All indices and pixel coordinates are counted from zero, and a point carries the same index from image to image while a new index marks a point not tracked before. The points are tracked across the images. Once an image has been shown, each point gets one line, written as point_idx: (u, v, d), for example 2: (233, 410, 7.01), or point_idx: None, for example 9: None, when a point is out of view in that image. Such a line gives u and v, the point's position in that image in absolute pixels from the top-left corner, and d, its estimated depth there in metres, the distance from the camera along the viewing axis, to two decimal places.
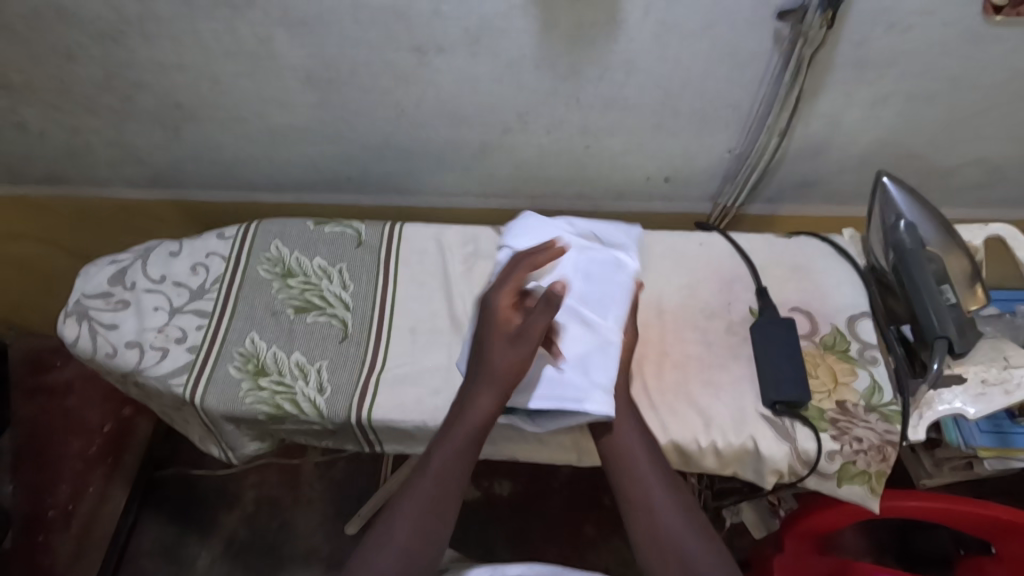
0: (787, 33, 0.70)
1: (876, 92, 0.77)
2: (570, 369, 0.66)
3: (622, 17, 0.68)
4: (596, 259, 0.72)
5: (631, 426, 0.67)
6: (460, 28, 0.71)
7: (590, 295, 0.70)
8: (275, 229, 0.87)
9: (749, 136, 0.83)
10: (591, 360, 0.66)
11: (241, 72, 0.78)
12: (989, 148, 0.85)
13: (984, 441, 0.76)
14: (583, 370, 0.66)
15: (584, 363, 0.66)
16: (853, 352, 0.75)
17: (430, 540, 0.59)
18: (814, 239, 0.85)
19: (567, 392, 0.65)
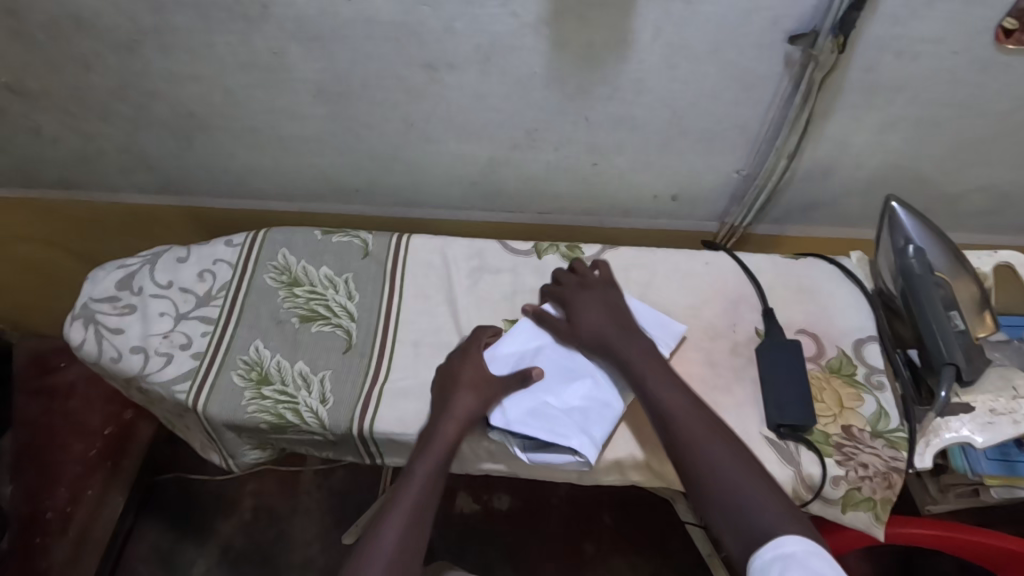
0: (797, 58, 0.70)
1: (886, 117, 0.77)
2: (571, 413, 0.69)
3: (632, 37, 0.69)
4: None
5: (655, 378, 0.68)
6: (471, 45, 0.71)
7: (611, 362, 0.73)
8: (282, 239, 0.88)
9: (757, 157, 0.83)
10: (597, 412, 0.69)
11: (254, 83, 0.79)
12: (998, 174, 0.85)
13: (991, 469, 0.76)
14: (585, 420, 0.69)
15: (590, 414, 0.69)
16: (859, 376, 0.74)
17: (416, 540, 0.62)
18: (820, 261, 0.85)
19: (560, 430, 0.67)
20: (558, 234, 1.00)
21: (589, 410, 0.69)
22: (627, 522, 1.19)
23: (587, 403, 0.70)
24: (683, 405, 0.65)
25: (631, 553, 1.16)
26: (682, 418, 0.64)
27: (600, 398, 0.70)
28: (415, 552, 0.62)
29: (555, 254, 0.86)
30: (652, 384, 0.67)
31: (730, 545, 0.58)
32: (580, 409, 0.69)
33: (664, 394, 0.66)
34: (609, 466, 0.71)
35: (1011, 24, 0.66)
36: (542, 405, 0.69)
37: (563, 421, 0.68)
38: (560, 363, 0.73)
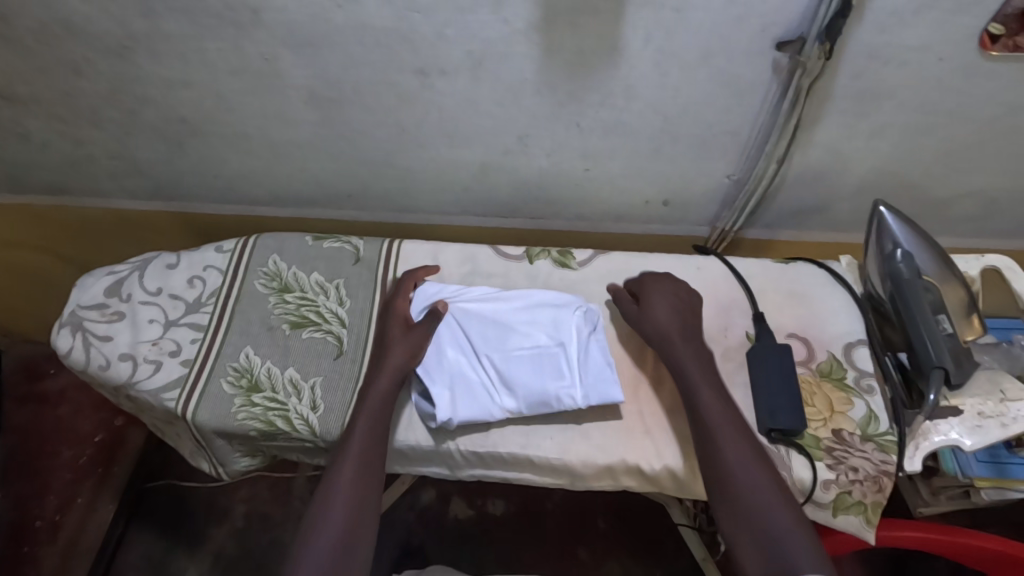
0: (786, 65, 0.70)
1: (873, 123, 0.77)
2: (457, 375, 0.72)
3: (622, 43, 0.69)
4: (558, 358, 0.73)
5: (706, 386, 0.68)
6: (462, 52, 0.71)
7: (519, 372, 0.72)
8: (273, 244, 0.87)
9: (747, 162, 0.84)
10: (472, 394, 0.71)
11: (245, 88, 0.79)
12: (984, 179, 0.85)
13: (981, 471, 0.76)
14: (455, 387, 0.71)
15: (463, 389, 0.71)
16: (849, 380, 0.74)
17: (366, 499, 0.64)
18: (811, 265, 0.85)
19: (439, 378, 0.71)
20: (551, 239, 1.00)
21: (466, 385, 0.71)
22: (621, 526, 1.19)
23: (472, 383, 0.71)
24: (728, 416, 0.66)
25: (625, 557, 1.16)
26: (723, 427, 0.65)
27: (485, 390, 0.71)
28: (365, 509, 0.63)
29: (547, 260, 0.86)
30: (702, 390, 0.68)
31: (745, 558, 0.59)
32: (458, 375, 0.72)
33: (712, 401, 0.67)
34: (601, 471, 0.71)
35: (998, 30, 0.66)
36: (441, 350, 0.74)
37: (444, 376, 0.72)
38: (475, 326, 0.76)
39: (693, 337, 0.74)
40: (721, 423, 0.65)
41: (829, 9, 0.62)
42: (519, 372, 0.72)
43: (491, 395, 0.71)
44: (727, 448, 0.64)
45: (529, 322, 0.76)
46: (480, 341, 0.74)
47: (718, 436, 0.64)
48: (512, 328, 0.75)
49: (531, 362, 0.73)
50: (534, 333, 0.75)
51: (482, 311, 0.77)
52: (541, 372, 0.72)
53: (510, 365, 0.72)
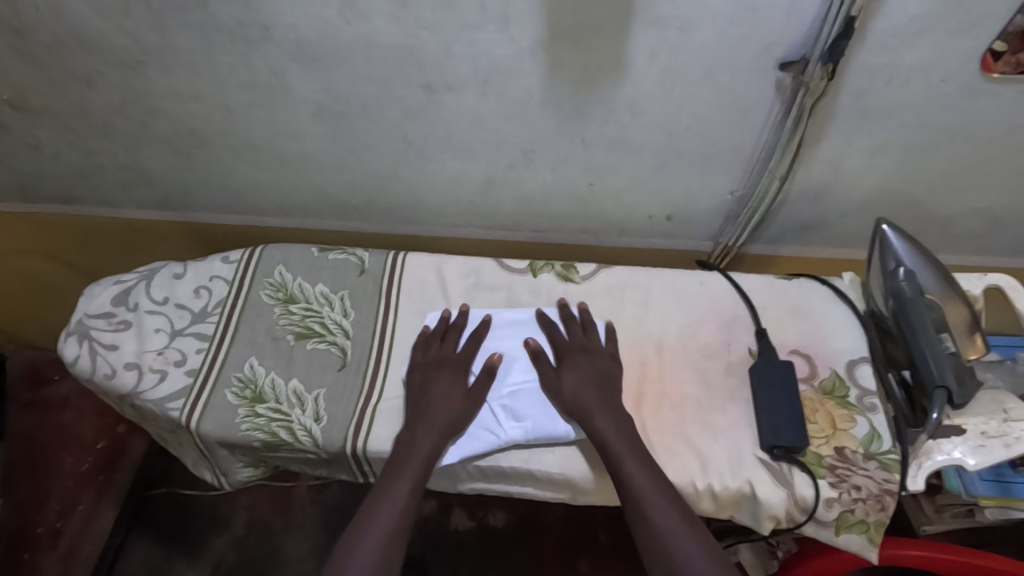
0: (788, 84, 0.71)
1: (876, 142, 0.78)
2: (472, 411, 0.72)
3: (627, 62, 0.70)
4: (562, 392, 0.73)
5: (632, 460, 0.66)
6: (469, 68, 0.72)
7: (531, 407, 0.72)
8: (279, 255, 0.88)
9: (750, 178, 0.84)
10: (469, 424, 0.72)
11: (254, 102, 0.80)
12: (987, 197, 0.86)
13: (985, 490, 0.76)
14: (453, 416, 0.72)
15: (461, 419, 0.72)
16: (852, 398, 0.75)
17: (390, 557, 0.65)
18: (814, 281, 0.85)
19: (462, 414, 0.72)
20: (554, 252, 1.01)
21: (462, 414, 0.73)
22: (623, 541, 1.19)
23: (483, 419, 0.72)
24: (658, 491, 0.65)
25: (626, 572, 1.15)
26: (654, 502, 0.64)
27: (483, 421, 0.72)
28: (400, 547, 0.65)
29: (550, 273, 0.86)
30: (629, 466, 0.66)
31: None
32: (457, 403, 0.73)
33: (639, 476, 0.65)
34: (602, 486, 0.71)
35: (1000, 47, 0.66)
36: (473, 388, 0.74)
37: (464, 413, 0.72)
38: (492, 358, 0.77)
39: (614, 403, 0.72)
40: (654, 494, 0.65)
41: (832, 32, 0.63)
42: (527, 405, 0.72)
43: (489, 426, 0.72)
44: (660, 521, 0.64)
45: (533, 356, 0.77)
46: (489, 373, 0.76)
47: (648, 510, 0.64)
48: (518, 360, 0.76)
49: (536, 396, 0.73)
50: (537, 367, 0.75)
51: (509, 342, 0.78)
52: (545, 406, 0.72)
53: (515, 399, 0.73)
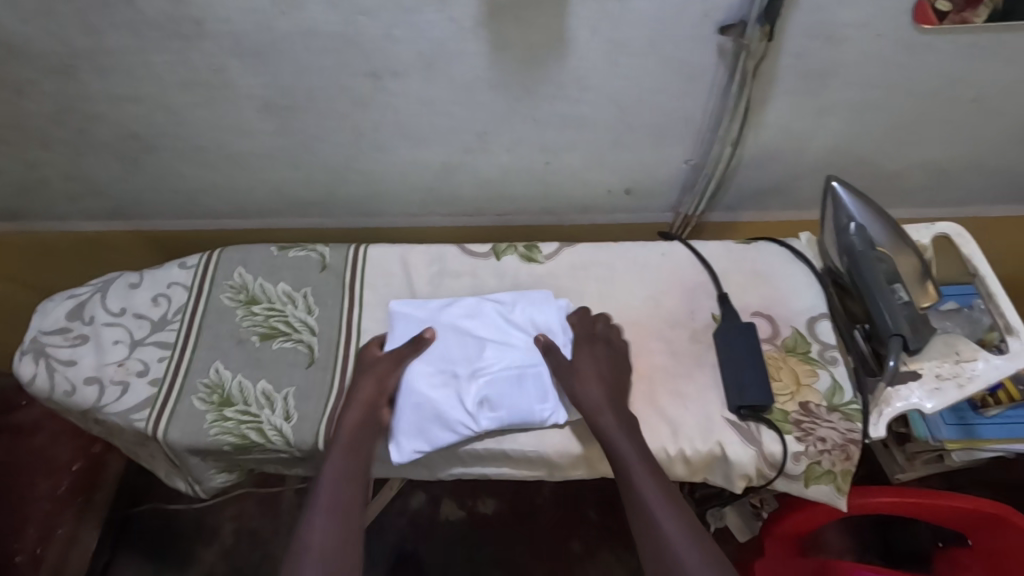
0: (730, 49, 0.72)
1: (821, 102, 0.79)
2: (426, 410, 0.71)
3: (569, 36, 0.70)
4: (534, 376, 0.73)
5: (639, 463, 0.66)
6: (413, 52, 0.71)
7: (507, 392, 0.71)
8: (238, 256, 0.87)
9: (703, 147, 0.85)
10: (441, 419, 0.70)
11: (196, 101, 0.78)
12: (932, 150, 0.88)
13: (949, 434, 0.80)
14: (416, 419, 0.71)
15: (430, 416, 0.70)
16: (814, 353, 0.76)
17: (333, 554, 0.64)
18: (773, 243, 0.87)
19: (416, 415, 0.71)
20: (519, 234, 1.01)
21: (430, 411, 0.71)
22: (611, 516, 1.20)
23: (433, 411, 0.71)
24: (664, 498, 0.65)
25: (617, 547, 1.17)
26: (657, 499, 0.65)
27: (455, 408, 0.70)
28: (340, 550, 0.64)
29: (513, 255, 0.86)
30: (636, 470, 0.66)
31: None
32: (420, 401, 0.71)
33: (642, 475, 0.66)
34: (577, 460, 0.72)
35: (944, 7, 0.69)
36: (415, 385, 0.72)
37: (420, 411, 0.71)
38: (455, 345, 0.75)
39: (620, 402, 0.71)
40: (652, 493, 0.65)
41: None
42: (504, 389, 0.72)
43: (462, 417, 0.70)
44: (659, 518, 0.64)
45: (504, 338, 0.75)
46: (458, 363, 0.74)
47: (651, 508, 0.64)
48: (488, 342, 0.75)
49: (508, 381, 0.72)
50: (508, 351, 0.74)
51: (466, 322, 0.77)
52: (519, 392, 0.72)
53: (488, 384, 0.72)
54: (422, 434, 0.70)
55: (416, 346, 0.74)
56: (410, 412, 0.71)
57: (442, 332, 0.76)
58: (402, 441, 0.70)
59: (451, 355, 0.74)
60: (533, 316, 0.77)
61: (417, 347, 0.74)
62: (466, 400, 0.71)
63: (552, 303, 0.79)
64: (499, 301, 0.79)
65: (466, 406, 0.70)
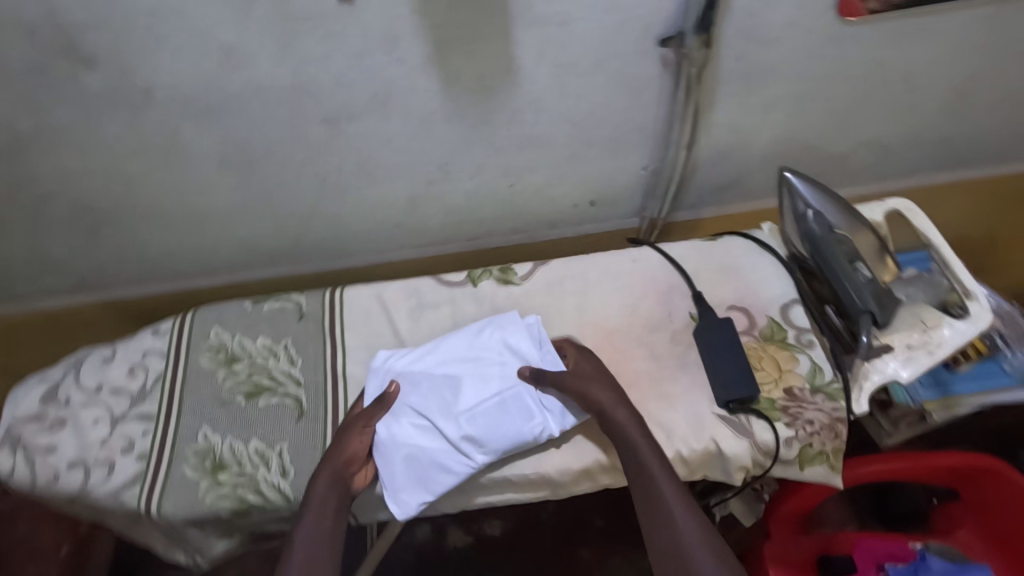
0: (672, 58, 0.74)
1: (764, 98, 0.82)
2: (423, 462, 0.71)
3: (517, 64, 0.71)
4: (518, 399, 0.74)
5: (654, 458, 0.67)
6: (366, 95, 0.72)
7: (495, 420, 0.72)
8: (212, 315, 0.85)
9: (659, 152, 0.88)
10: (438, 465, 0.71)
11: (152, 167, 0.77)
12: (873, 130, 0.92)
13: (928, 395, 0.84)
14: (413, 471, 0.71)
15: (426, 464, 0.71)
16: (791, 339, 0.79)
17: None
18: (737, 237, 0.89)
19: (412, 468, 0.71)
20: (492, 257, 1.02)
21: (425, 459, 0.71)
22: (618, 521, 1.21)
23: (429, 463, 0.71)
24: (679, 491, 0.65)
25: (627, 551, 1.18)
26: (670, 494, 0.65)
27: (448, 449, 0.71)
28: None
29: (489, 279, 0.87)
30: (652, 465, 0.66)
31: None
32: (412, 451, 0.71)
33: (657, 471, 0.66)
34: (579, 474, 0.73)
35: None
36: (405, 441, 0.72)
37: (416, 464, 0.71)
38: (431, 391, 0.75)
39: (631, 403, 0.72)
40: (667, 490, 0.65)
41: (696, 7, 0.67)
42: (492, 418, 0.72)
43: (459, 458, 0.71)
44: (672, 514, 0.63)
45: (480, 370, 0.76)
46: (437, 406, 0.74)
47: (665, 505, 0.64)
48: (464, 378, 0.75)
49: (492, 412, 0.73)
50: (488, 380, 0.75)
51: (447, 356, 0.78)
52: (506, 416, 0.73)
53: (474, 419, 0.73)
54: (426, 485, 0.70)
55: (387, 403, 0.73)
56: (406, 468, 0.71)
57: (415, 382, 0.76)
58: (404, 497, 0.70)
59: (428, 401, 0.74)
60: (505, 340, 0.78)
61: (388, 403, 0.73)
62: (457, 442, 0.71)
63: (521, 323, 0.80)
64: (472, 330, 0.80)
65: (458, 444, 0.71)
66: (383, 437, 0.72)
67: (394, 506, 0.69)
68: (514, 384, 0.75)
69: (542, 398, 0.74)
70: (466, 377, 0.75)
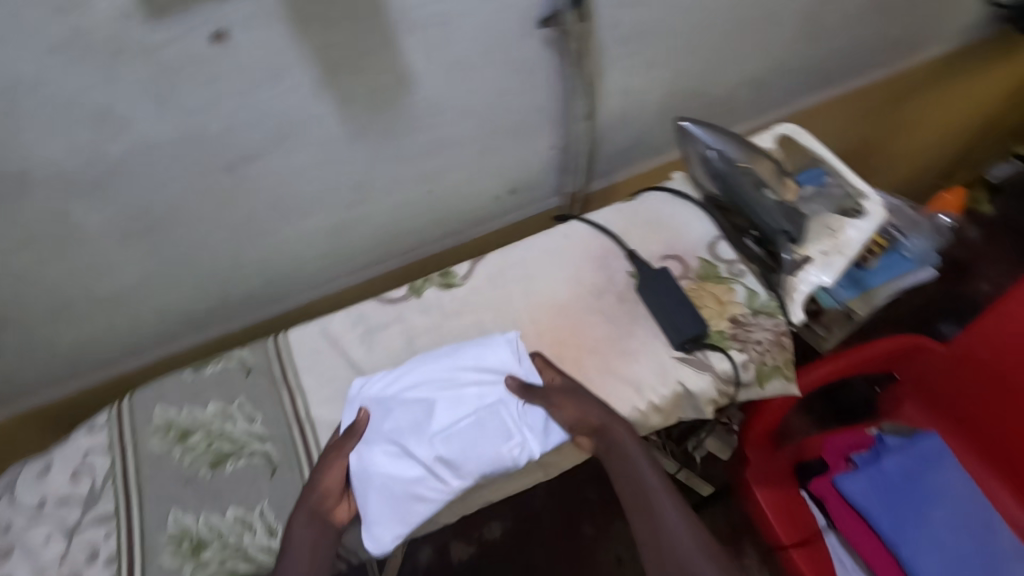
0: (554, 37, 0.77)
1: (646, 58, 0.87)
2: (396, 490, 0.66)
3: (409, 71, 0.72)
4: (497, 419, 0.69)
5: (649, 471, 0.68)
6: (263, 133, 0.70)
7: (472, 443, 0.68)
8: (151, 394, 0.80)
9: (563, 128, 0.91)
10: (411, 493, 0.66)
11: (44, 256, 0.71)
12: (746, 68, 1.00)
13: (848, 294, 0.94)
14: (389, 498, 0.66)
15: (399, 493, 0.66)
16: (724, 273, 0.84)
17: None
18: (653, 192, 0.94)
19: (387, 497, 0.66)
20: (427, 264, 1.02)
21: (397, 487, 0.66)
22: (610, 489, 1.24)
23: (401, 490, 0.66)
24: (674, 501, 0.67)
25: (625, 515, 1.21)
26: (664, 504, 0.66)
27: (422, 475, 0.67)
28: None
29: (432, 287, 0.86)
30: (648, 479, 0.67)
31: None
32: (385, 480, 0.66)
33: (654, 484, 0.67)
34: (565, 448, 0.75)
35: None
36: (376, 469, 0.67)
37: (388, 492, 0.66)
38: (402, 414, 0.70)
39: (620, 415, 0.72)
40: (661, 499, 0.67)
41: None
42: (469, 441, 0.68)
43: (433, 484, 0.66)
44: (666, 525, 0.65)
45: (456, 391, 0.71)
46: (408, 428, 0.69)
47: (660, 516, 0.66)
48: (437, 400, 0.70)
49: (469, 433, 0.68)
50: (462, 401, 0.70)
51: (420, 379, 0.73)
52: (484, 437, 0.68)
53: (449, 442, 0.68)
54: (398, 516, 0.65)
55: (360, 431, 0.69)
56: (380, 497, 0.66)
57: (385, 407, 0.72)
58: (380, 529, 0.65)
59: (400, 425, 0.69)
60: (481, 357, 0.74)
61: (361, 432, 0.69)
62: (432, 466, 0.66)
63: (499, 339, 0.75)
64: (446, 351, 0.76)
65: (433, 468, 0.66)
66: (358, 467, 0.67)
67: (372, 540, 0.65)
68: (493, 404, 0.70)
69: (522, 413, 0.70)
70: (440, 399, 0.70)
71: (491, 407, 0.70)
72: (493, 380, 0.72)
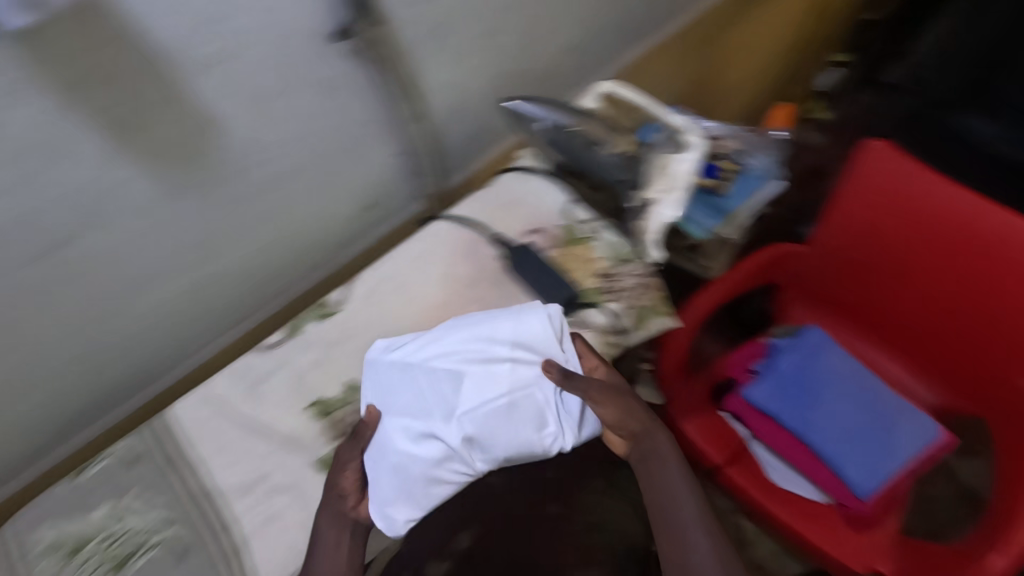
0: (352, 48, 0.77)
1: (453, 48, 0.90)
2: (415, 465, 0.67)
3: (208, 112, 0.69)
4: (526, 405, 0.68)
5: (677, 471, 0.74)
6: (66, 213, 0.65)
7: (501, 429, 0.67)
8: (30, 519, 0.74)
9: (396, 133, 0.91)
10: (432, 478, 0.67)
11: None
12: (554, 37, 1.05)
13: (710, 221, 1.02)
14: (402, 481, 0.68)
15: (416, 475, 0.68)
16: (580, 232, 0.88)
17: None
18: (505, 173, 0.96)
19: (400, 477, 0.68)
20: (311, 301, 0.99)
21: (412, 464, 0.67)
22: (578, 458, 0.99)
23: (421, 467, 0.67)
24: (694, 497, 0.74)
25: None
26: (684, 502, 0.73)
27: (451, 453, 0.67)
28: None
29: (311, 321, 0.84)
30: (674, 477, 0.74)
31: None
32: (400, 460, 0.68)
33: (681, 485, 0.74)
34: None
35: None
36: (391, 447, 0.68)
37: (405, 468, 0.68)
38: (429, 389, 0.69)
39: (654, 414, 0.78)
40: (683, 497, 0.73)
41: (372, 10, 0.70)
42: (496, 429, 0.67)
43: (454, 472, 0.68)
44: (684, 518, 0.72)
45: (489, 366, 0.69)
46: (433, 403, 0.68)
47: (680, 512, 0.72)
48: (467, 376, 0.68)
49: (501, 417, 0.67)
50: (495, 381, 0.68)
51: (450, 352, 0.71)
52: (512, 425, 0.67)
53: (479, 430, 0.67)
54: (412, 493, 0.68)
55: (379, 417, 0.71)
56: (395, 476, 0.68)
57: (393, 385, 0.71)
58: (391, 510, 0.69)
59: (427, 401, 0.69)
60: (517, 326, 0.72)
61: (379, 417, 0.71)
62: (457, 450, 0.67)
63: (537, 310, 0.74)
64: (477, 321, 0.74)
65: (458, 450, 0.67)
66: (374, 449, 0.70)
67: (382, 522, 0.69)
68: (524, 390, 0.68)
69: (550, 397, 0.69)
70: (474, 374, 0.68)
71: (522, 388, 0.68)
72: (524, 360, 0.70)
